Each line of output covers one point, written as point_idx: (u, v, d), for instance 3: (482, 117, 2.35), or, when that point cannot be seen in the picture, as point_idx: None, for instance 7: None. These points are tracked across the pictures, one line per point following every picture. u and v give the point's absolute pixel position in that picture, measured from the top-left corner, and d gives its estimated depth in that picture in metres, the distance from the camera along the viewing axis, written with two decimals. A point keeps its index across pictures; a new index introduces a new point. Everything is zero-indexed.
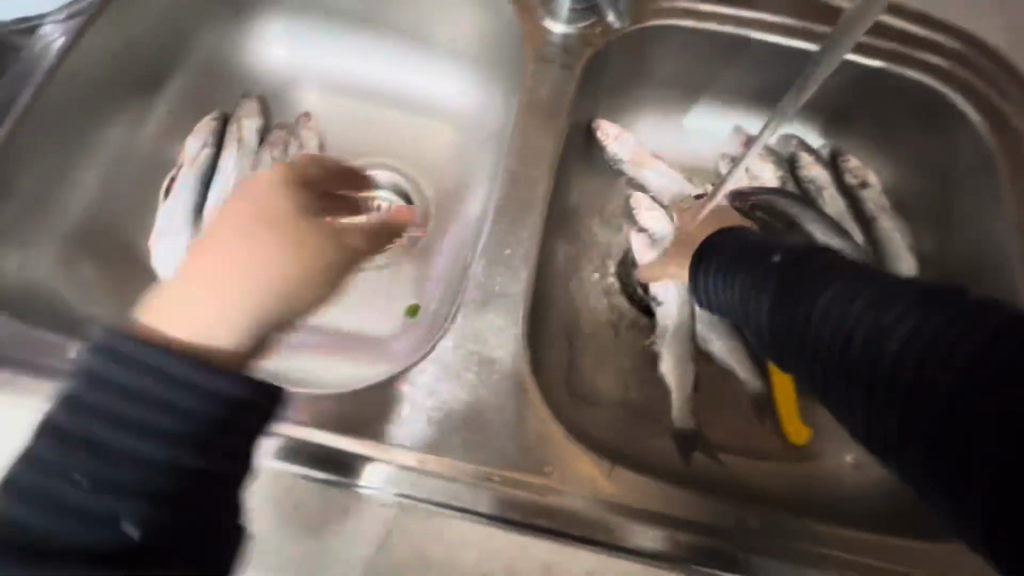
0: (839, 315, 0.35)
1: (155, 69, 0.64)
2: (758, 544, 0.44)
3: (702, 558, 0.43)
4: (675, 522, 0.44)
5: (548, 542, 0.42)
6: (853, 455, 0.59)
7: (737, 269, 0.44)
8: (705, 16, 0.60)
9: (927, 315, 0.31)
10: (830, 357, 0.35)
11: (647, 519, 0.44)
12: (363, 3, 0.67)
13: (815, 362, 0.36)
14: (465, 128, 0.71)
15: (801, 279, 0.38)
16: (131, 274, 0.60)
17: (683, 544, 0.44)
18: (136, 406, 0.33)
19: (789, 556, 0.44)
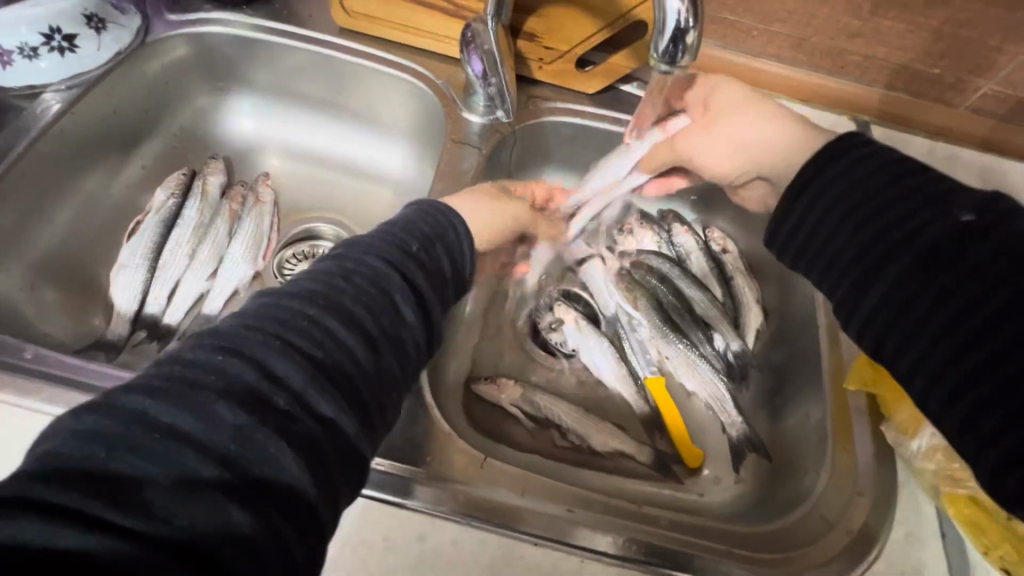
0: (837, 238, 0.47)
1: (135, 132, 0.76)
2: (637, 532, 0.52)
3: (605, 545, 0.50)
4: (563, 511, 0.52)
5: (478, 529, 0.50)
6: (711, 469, 0.69)
7: (866, 194, 0.47)
8: (590, 116, 0.77)
9: (923, 263, 0.42)
10: (889, 273, 0.44)
11: (553, 513, 0.52)
12: (321, 89, 0.82)
13: (861, 265, 0.45)
14: (401, 190, 0.84)
15: (891, 211, 0.45)
16: (88, 303, 0.69)
17: (591, 535, 0.51)
18: (280, 394, 0.32)
19: (658, 544, 0.51)
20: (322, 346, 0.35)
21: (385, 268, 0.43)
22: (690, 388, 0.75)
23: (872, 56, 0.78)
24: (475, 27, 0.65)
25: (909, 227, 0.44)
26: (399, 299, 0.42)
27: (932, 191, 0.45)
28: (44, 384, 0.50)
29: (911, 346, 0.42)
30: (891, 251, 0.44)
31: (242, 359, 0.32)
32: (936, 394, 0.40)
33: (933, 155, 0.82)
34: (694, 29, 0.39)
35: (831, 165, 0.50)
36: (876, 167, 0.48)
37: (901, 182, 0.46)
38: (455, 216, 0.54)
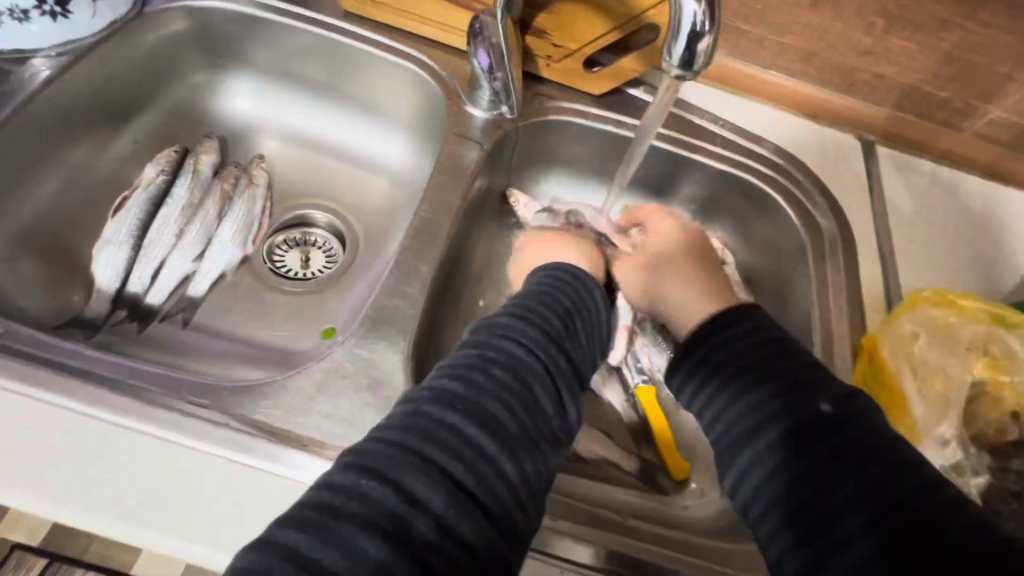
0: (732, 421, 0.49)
1: (127, 106, 0.74)
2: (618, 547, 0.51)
3: (587, 558, 0.50)
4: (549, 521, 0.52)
5: None
6: (697, 483, 0.69)
7: (743, 398, 0.49)
8: (594, 117, 0.75)
9: (818, 467, 0.43)
10: (788, 488, 0.43)
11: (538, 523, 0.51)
12: (323, 74, 0.80)
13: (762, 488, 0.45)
14: (399, 182, 0.82)
15: (775, 404, 0.47)
16: (67, 278, 0.67)
17: (574, 547, 0.51)
18: (424, 504, 0.36)
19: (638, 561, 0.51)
20: (463, 458, 0.39)
21: (528, 360, 0.48)
22: (680, 399, 0.74)
23: (882, 75, 0.77)
24: (482, 18, 0.64)
25: (776, 407, 0.47)
26: (537, 393, 0.47)
27: (801, 377, 0.48)
28: (16, 360, 0.48)
29: (778, 465, 0.44)
30: (779, 450, 0.45)
31: (387, 483, 0.37)
32: (785, 522, 0.42)
33: (936, 179, 0.81)
34: (710, 34, 0.38)
35: (716, 337, 0.54)
36: (747, 352, 0.52)
37: (770, 363, 0.50)
38: (594, 285, 0.63)
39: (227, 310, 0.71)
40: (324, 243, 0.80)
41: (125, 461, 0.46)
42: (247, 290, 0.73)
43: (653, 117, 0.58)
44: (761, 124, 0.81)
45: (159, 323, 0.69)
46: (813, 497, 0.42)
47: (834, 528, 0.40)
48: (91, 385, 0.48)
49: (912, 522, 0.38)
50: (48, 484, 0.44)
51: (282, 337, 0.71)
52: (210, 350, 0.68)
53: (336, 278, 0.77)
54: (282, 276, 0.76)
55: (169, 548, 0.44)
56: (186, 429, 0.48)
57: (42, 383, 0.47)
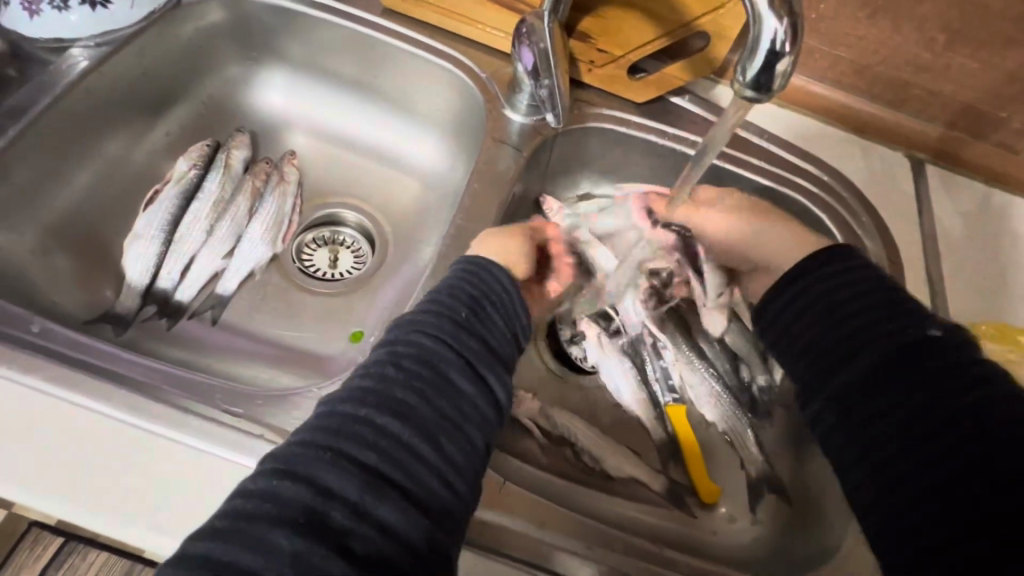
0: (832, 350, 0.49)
1: (161, 98, 0.73)
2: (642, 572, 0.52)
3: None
4: (577, 548, 0.52)
5: (492, 560, 0.50)
6: (726, 506, 0.67)
7: (849, 327, 0.49)
8: (636, 126, 0.73)
9: (920, 403, 0.43)
10: (882, 422, 0.44)
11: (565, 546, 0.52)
12: (357, 70, 0.78)
13: (852, 418, 0.46)
14: (430, 183, 0.81)
15: (883, 337, 0.47)
16: (97, 273, 0.66)
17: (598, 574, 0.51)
18: (337, 497, 0.34)
19: None
20: (376, 448, 0.37)
21: (442, 348, 0.44)
22: (711, 419, 0.72)
23: (937, 93, 0.74)
24: (530, 21, 0.62)
25: (875, 333, 0.47)
26: (455, 378, 0.43)
27: (907, 311, 0.48)
28: (49, 361, 0.47)
29: (869, 380, 0.46)
30: (882, 382, 0.46)
31: (298, 481, 0.35)
32: (872, 442, 0.44)
33: (988, 202, 0.78)
34: (790, 55, 0.36)
35: (815, 274, 0.53)
36: (860, 285, 0.51)
37: (872, 294, 0.50)
38: (503, 272, 0.53)
39: (255, 309, 0.71)
40: (353, 243, 0.79)
41: (156, 469, 0.45)
42: (275, 290, 0.72)
43: (716, 137, 0.56)
44: (805, 138, 0.78)
45: (187, 320, 0.68)
46: (894, 420, 0.44)
47: (927, 447, 0.42)
48: (125, 390, 0.47)
49: (1002, 443, 0.40)
50: (79, 490, 0.43)
51: (309, 339, 0.70)
52: (238, 350, 0.67)
53: (365, 280, 0.75)
54: (310, 275, 0.75)
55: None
56: (221, 438, 0.46)
57: (77, 386, 0.46)
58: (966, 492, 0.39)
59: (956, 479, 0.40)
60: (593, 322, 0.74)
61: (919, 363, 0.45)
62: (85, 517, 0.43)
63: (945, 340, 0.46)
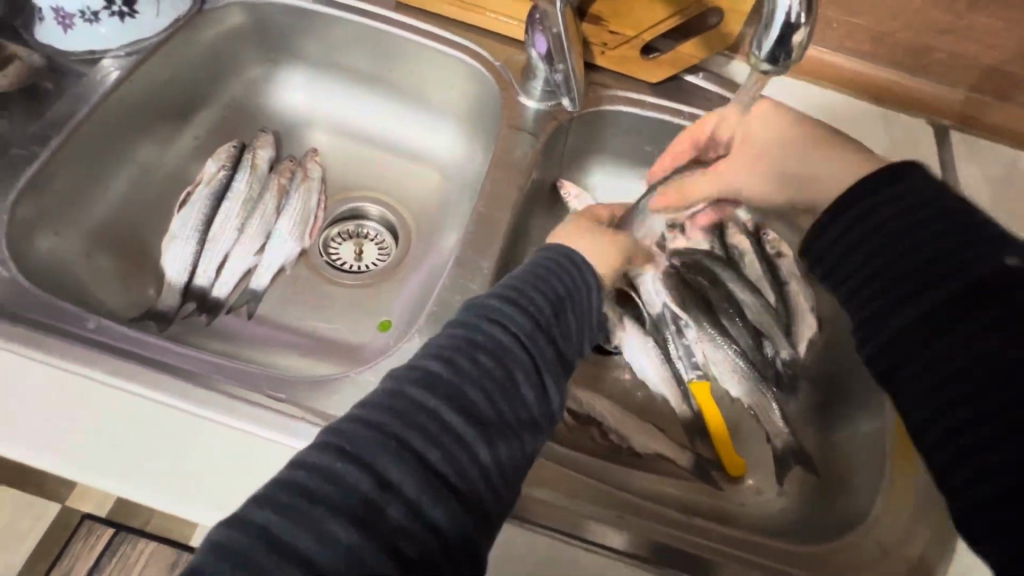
0: (882, 281, 0.45)
1: (187, 103, 0.75)
2: (662, 534, 0.53)
3: (624, 544, 0.52)
4: (593, 512, 0.54)
5: (524, 529, 0.52)
6: (754, 480, 0.68)
7: (903, 255, 0.45)
8: (651, 106, 0.73)
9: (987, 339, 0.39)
10: (938, 360, 0.40)
11: (580, 511, 0.54)
12: (374, 65, 0.80)
13: (902, 353, 0.42)
14: (449, 173, 0.83)
15: (951, 264, 0.42)
16: (139, 272, 0.69)
17: (613, 535, 0.53)
18: (395, 492, 0.36)
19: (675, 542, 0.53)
20: (440, 445, 0.39)
21: (514, 348, 0.45)
22: (735, 395, 0.73)
23: (960, 57, 0.73)
24: (543, 7, 0.62)
25: (940, 267, 0.43)
26: (520, 383, 0.44)
27: (975, 233, 0.43)
28: (106, 356, 0.50)
29: (926, 312, 0.42)
30: (942, 313, 0.41)
31: (363, 468, 0.36)
32: (927, 377, 0.41)
33: (1015, 166, 0.76)
34: (806, 27, 0.37)
35: (867, 203, 0.48)
36: (922, 208, 0.46)
37: (943, 225, 0.44)
38: (590, 273, 0.54)
39: (288, 302, 0.74)
40: (376, 235, 0.81)
41: (210, 451, 0.48)
42: (306, 284, 0.75)
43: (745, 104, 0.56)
44: (825, 110, 0.77)
45: (223, 315, 0.71)
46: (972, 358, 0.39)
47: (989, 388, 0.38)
48: (175, 379, 0.50)
49: None
50: (140, 472, 0.47)
51: (341, 329, 0.72)
52: (272, 342, 0.70)
53: (390, 271, 0.78)
54: (336, 268, 0.77)
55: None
56: (269, 423, 0.49)
57: (135, 379, 0.50)
58: None
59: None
60: (615, 305, 0.75)
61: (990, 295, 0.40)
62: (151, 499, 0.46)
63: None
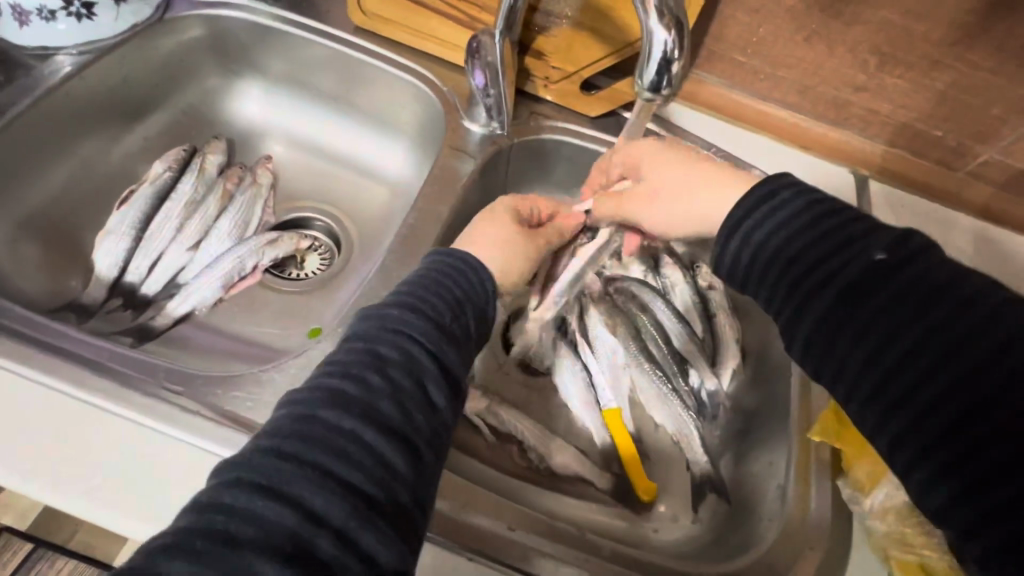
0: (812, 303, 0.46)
1: (140, 104, 0.77)
2: (547, 546, 0.53)
3: (444, 531, 0.52)
4: (445, 504, 0.53)
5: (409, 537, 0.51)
6: (668, 506, 0.68)
7: (795, 266, 0.47)
8: (589, 138, 0.77)
9: (933, 343, 0.39)
10: (914, 382, 0.40)
11: None
12: (331, 84, 0.83)
13: (887, 407, 0.41)
14: (396, 190, 0.85)
15: (850, 279, 0.45)
16: (67, 264, 0.70)
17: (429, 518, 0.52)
18: None
19: (561, 556, 0.52)
20: (360, 467, 0.36)
21: (423, 357, 0.44)
22: (659, 421, 0.74)
23: (876, 112, 0.78)
24: (481, 37, 0.67)
25: (832, 273, 0.45)
26: (431, 390, 0.43)
27: (856, 234, 0.46)
28: (10, 341, 0.51)
29: (854, 327, 0.43)
30: (850, 313, 0.44)
31: (280, 498, 0.33)
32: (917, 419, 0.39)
33: (929, 217, 0.81)
34: (679, 60, 0.46)
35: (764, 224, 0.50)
36: (803, 225, 0.48)
37: (816, 235, 0.47)
38: None
39: (218, 306, 0.74)
40: (319, 244, 0.82)
41: (98, 442, 0.47)
42: (240, 288, 0.75)
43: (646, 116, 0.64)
44: (756, 155, 0.81)
45: (145, 313, 0.71)
46: (939, 373, 0.39)
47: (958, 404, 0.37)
48: (74, 366, 0.50)
49: (990, 355, 0.37)
50: (20, 458, 0.46)
51: (270, 334, 0.72)
52: (196, 342, 0.69)
53: (330, 281, 0.78)
54: (272, 273, 0.78)
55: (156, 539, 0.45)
56: (162, 417, 0.49)
57: (37, 365, 0.50)
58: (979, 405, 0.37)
59: (978, 407, 0.37)
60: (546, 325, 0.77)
61: (890, 282, 0.43)
62: (49, 496, 0.45)
63: (886, 264, 0.44)
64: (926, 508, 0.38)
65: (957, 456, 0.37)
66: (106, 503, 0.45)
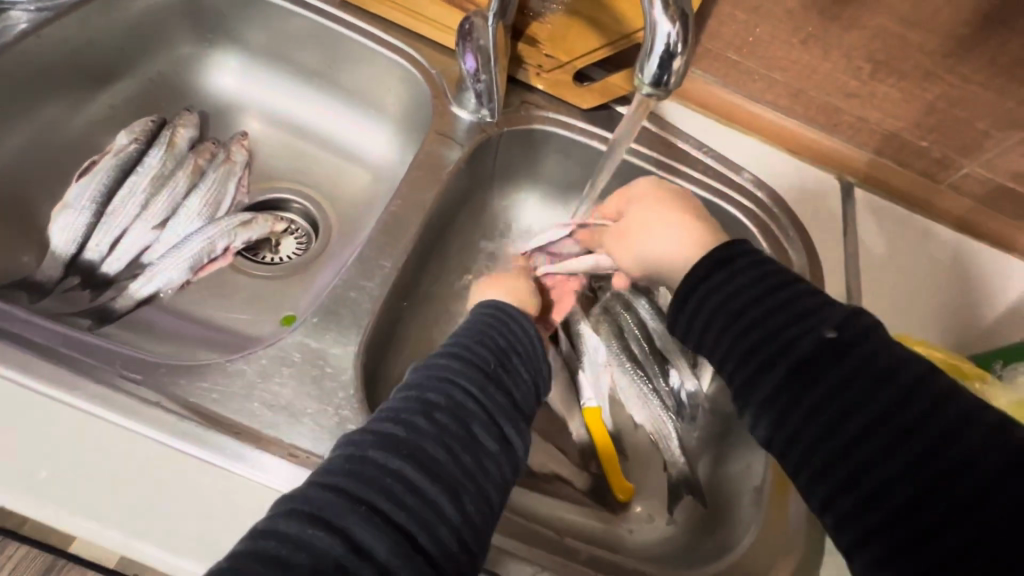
0: (763, 373, 0.46)
1: (105, 70, 0.72)
2: (523, 549, 0.52)
3: None
4: None
5: None
6: (644, 506, 0.68)
7: (747, 339, 0.48)
8: (580, 130, 0.75)
9: (882, 427, 0.41)
10: (866, 465, 0.40)
11: None
12: (311, 60, 0.79)
13: (838, 489, 0.41)
14: (378, 175, 0.82)
15: (803, 356, 0.45)
16: (21, 238, 0.65)
17: None
18: None
19: (539, 558, 0.52)
20: (406, 506, 0.37)
21: (472, 404, 0.44)
22: (638, 420, 0.74)
23: (865, 120, 0.78)
24: (474, 19, 0.64)
25: (785, 344, 0.46)
26: (480, 435, 0.43)
27: (803, 308, 0.47)
28: None
29: (806, 403, 0.44)
30: (801, 390, 0.44)
31: (329, 529, 0.35)
32: (868, 502, 0.40)
33: (909, 226, 0.82)
34: (682, 56, 0.44)
35: (716, 293, 0.51)
36: (756, 295, 0.49)
37: (765, 307, 0.48)
38: None
39: (187, 288, 0.70)
40: (295, 228, 0.78)
41: (47, 432, 0.44)
42: (210, 271, 0.71)
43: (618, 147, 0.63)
44: (745, 158, 0.81)
45: (105, 293, 0.67)
46: (887, 456, 0.40)
47: (910, 488, 0.39)
48: (21, 351, 0.47)
49: (936, 444, 0.39)
50: None
51: (240, 320, 0.69)
52: (160, 326, 0.66)
53: (307, 266, 0.75)
54: (246, 257, 0.74)
55: (108, 538, 0.42)
56: (118, 406, 0.46)
57: None
58: (929, 488, 0.38)
59: (926, 496, 0.38)
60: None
61: (839, 362, 0.44)
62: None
63: (835, 342, 0.45)
64: None
65: (906, 531, 0.38)
66: (51, 498, 0.42)
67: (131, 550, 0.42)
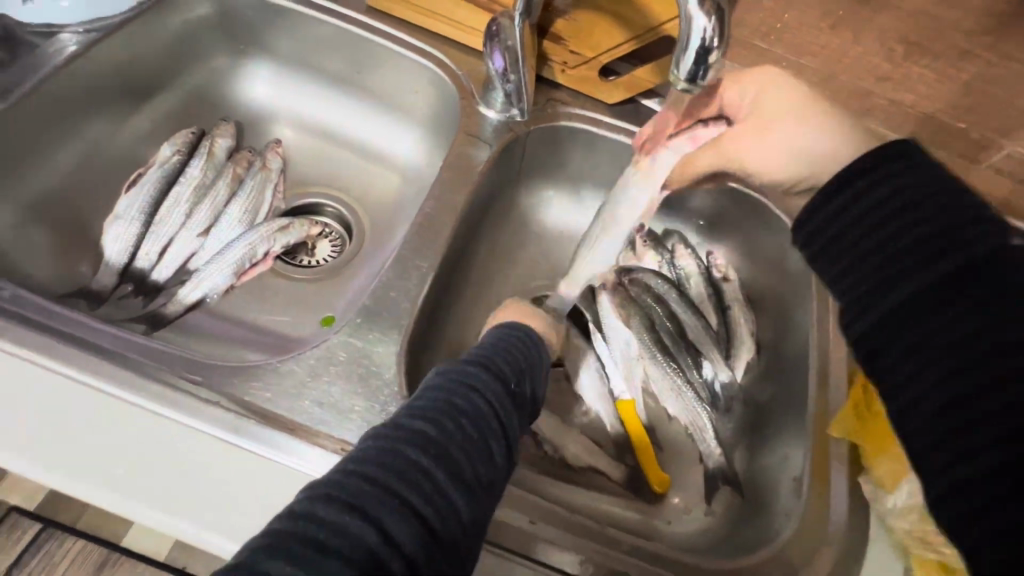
0: (908, 274, 0.40)
1: (147, 85, 0.75)
2: (566, 539, 0.53)
3: None
4: None
5: None
6: (682, 498, 0.68)
7: (895, 239, 0.41)
8: (608, 126, 0.75)
9: None
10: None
11: None
12: (339, 66, 0.81)
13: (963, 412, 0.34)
14: (408, 176, 0.83)
15: (969, 262, 0.38)
16: (78, 250, 0.68)
17: None
18: None
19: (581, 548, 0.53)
20: (427, 496, 0.35)
21: (491, 412, 0.42)
22: (671, 413, 0.74)
23: (899, 103, 0.77)
24: (500, 21, 0.65)
25: (948, 248, 0.39)
26: (497, 445, 0.41)
27: (978, 218, 0.39)
28: (28, 329, 0.51)
29: (961, 312, 0.36)
30: (954, 300, 0.37)
31: (360, 515, 0.32)
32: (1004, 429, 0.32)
33: None
34: (717, 49, 0.44)
35: (864, 187, 0.44)
36: (923, 195, 0.42)
37: (939, 206, 0.41)
38: None
39: (230, 293, 0.73)
40: (330, 232, 0.81)
41: (116, 432, 0.47)
42: (251, 276, 0.74)
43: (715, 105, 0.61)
44: None
45: (155, 299, 0.70)
46: None
47: None
48: (92, 357, 0.50)
49: None
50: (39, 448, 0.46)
51: (282, 322, 0.71)
52: (208, 331, 0.69)
53: (342, 267, 0.77)
54: (285, 261, 0.77)
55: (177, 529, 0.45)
56: (180, 405, 0.49)
57: (55, 354, 0.50)
58: None
59: None
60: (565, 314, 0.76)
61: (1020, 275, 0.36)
62: (70, 487, 0.45)
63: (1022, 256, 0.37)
64: (961, 520, 0.32)
65: None
66: (122, 493, 0.45)
67: (199, 541, 0.45)
